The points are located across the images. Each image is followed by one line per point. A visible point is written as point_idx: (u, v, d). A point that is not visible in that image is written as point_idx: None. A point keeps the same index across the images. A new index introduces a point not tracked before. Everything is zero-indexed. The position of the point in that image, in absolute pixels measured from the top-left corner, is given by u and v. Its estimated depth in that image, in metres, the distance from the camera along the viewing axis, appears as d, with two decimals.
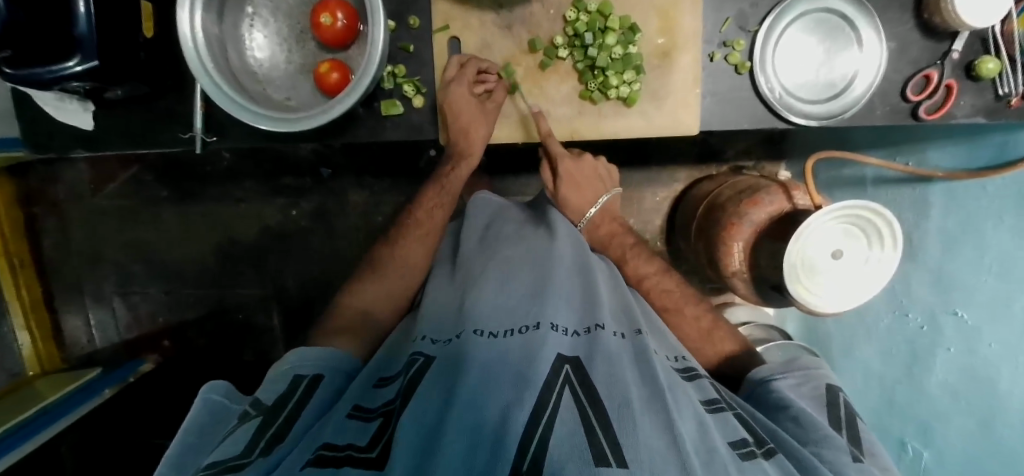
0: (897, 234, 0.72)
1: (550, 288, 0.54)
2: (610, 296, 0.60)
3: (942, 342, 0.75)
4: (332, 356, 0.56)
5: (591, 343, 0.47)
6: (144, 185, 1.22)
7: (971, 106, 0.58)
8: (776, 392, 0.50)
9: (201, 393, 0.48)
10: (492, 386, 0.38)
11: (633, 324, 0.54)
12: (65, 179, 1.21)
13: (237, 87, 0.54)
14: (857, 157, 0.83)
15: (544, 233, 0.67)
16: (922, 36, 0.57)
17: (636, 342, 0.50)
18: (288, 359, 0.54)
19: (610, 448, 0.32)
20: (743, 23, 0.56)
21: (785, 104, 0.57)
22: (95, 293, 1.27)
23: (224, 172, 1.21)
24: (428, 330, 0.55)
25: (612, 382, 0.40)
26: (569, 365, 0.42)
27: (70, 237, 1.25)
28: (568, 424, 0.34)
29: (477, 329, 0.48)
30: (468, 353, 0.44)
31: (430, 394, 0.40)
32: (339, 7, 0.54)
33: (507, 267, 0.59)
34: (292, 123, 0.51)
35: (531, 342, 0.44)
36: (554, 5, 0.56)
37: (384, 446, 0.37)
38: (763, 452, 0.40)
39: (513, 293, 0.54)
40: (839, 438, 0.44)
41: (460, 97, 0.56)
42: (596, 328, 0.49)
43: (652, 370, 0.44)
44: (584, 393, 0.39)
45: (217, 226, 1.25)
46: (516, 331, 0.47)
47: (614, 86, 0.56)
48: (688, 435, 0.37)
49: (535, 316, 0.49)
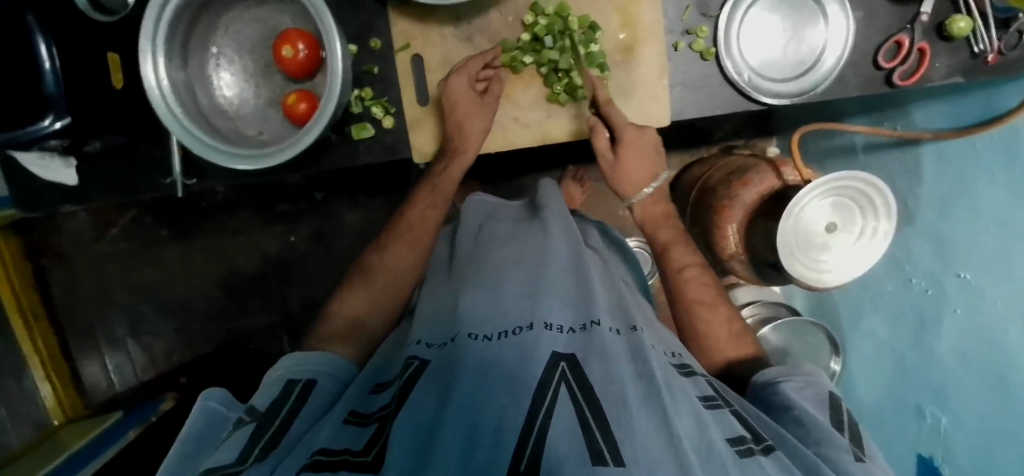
0: (890, 201, 0.71)
1: (541, 289, 0.53)
2: (604, 290, 0.59)
3: (949, 305, 0.73)
4: (325, 360, 0.56)
5: (587, 341, 0.46)
6: (144, 226, 1.25)
7: (946, 67, 0.58)
8: (781, 394, 0.49)
9: (199, 401, 0.48)
10: (486, 385, 0.38)
11: (629, 320, 0.53)
12: (68, 229, 1.24)
13: (208, 129, 0.55)
14: (841, 126, 0.82)
15: (538, 230, 0.66)
16: (889, 1, 0.56)
17: (631, 339, 0.49)
18: (280, 366, 0.54)
19: (605, 443, 0.32)
20: (705, 8, 0.56)
21: (755, 87, 0.56)
22: (110, 337, 1.29)
23: (219, 205, 1.23)
24: (423, 333, 0.54)
25: (606, 379, 0.39)
26: (565, 361, 0.42)
27: (79, 285, 1.27)
28: (566, 420, 0.34)
29: (471, 333, 0.48)
30: (462, 355, 0.44)
31: (426, 399, 0.40)
32: (300, 38, 0.55)
33: (501, 267, 0.59)
34: (265, 158, 0.52)
35: (524, 343, 0.44)
36: (512, 11, 0.56)
37: (379, 448, 0.37)
38: (761, 449, 0.39)
39: (507, 295, 0.53)
40: (841, 439, 0.43)
41: (460, 88, 0.55)
42: (592, 325, 0.49)
43: (648, 367, 0.43)
44: (579, 391, 0.38)
45: (218, 259, 1.26)
46: (509, 333, 0.46)
47: (578, 86, 0.56)
48: (686, 430, 0.36)
49: (531, 315, 0.48)
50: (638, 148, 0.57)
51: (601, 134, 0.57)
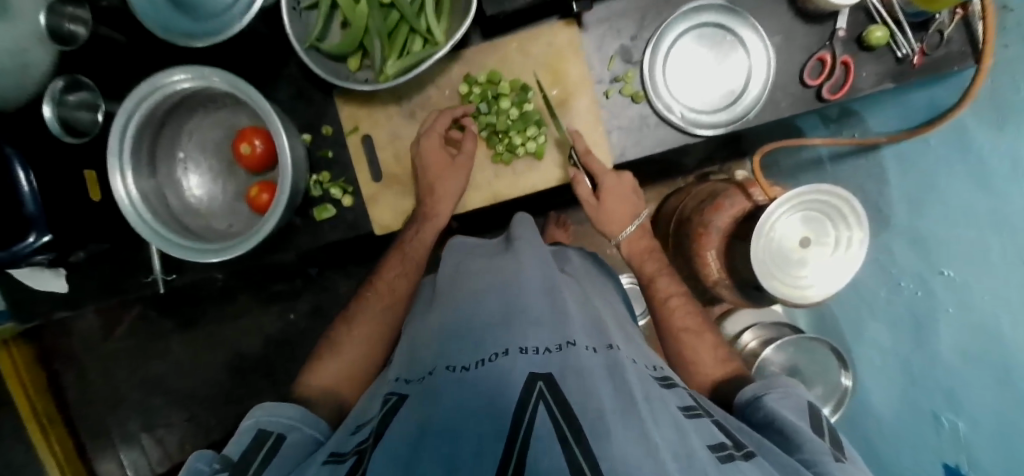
0: (859, 210, 0.70)
1: (513, 311, 0.45)
2: (579, 303, 0.51)
3: (940, 304, 0.70)
4: (299, 413, 0.47)
5: (564, 359, 0.37)
6: (150, 320, 1.28)
7: (874, 74, 0.59)
8: (762, 408, 0.45)
9: (187, 463, 0.37)
10: (469, 414, 0.31)
11: (603, 338, 0.44)
12: (78, 331, 1.27)
13: (178, 229, 0.58)
14: (801, 141, 0.83)
15: (509, 256, 0.58)
16: (804, 24, 0.59)
17: (611, 356, 0.40)
18: (252, 415, 0.45)
19: (586, 462, 0.26)
20: (628, 56, 0.59)
21: (688, 121, 0.58)
22: (122, 433, 1.29)
23: (219, 292, 1.26)
24: (400, 370, 0.47)
25: (585, 394, 0.32)
26: (543, 381, 0.34)
27: (91, 386, 1.29)
28: (544, 437, 0.28)
29: (449, 365, 0.40)
30: (435, 392, 0.36)
31: (400, 437, 0.32)
32: (255, 135, 0.59)
33: (471, 292, 0.51)
34: (230, 250, 0.54)
35: (498, 371, 0.36)
36: (448, 84, 0.60)
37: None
38: (742, 455, 0.34)
39: (483, 319, 0.45)
40: (820, 442, 0.38)
41: (432, 147, 0.58)
42: (568, 345, 0.39)
43: (626, 381, 0.36)
44: (559, 410, 0.31)
45: (223, 345, 1.28)
46: (483, 362, 0.38)
47: (519, 144, 0.59)
48: (666, 441, 0.31)
49: (506, 340, 0.40)
50: (618, 192, 0.60)
51: (583, 183, 0.59)
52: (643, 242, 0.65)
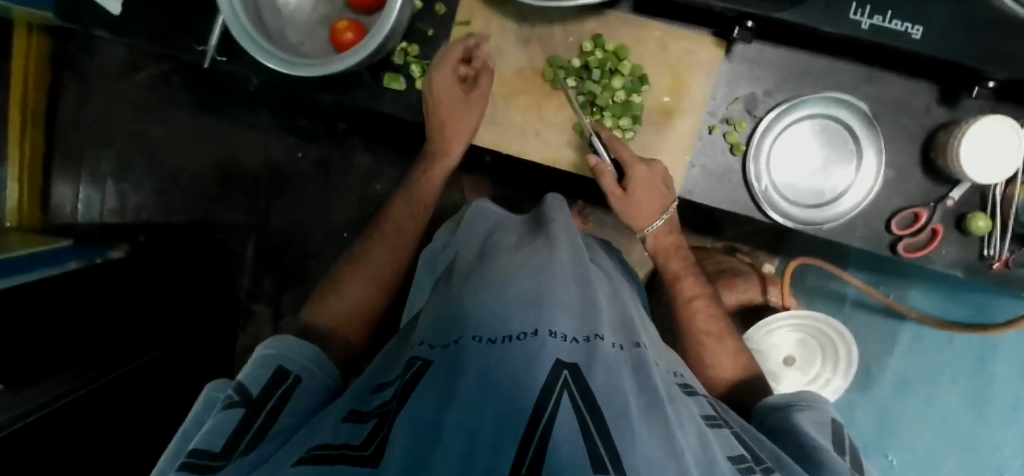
0: (852, 358, 0.71)
1: (547, 292, 0.41)
2: (610, 308, 0.48)
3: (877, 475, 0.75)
4: (315, 354, 0.46)
5: (591, 354, 0.35)
6: (169, 85, 1.23)
7: (951, 257, 0.57)
8: (788, 419, 0.46)
9: (205, 390, 0.43)
10: (496, 385, 0.29)
11: (632, 336, 0.43)
12: (99, 56, 1.22)
13: (257, 20, 0.54)
14: (841, 273, 0.80)
15: (542, 242, 0.53)
16: (923, 174, 0.57)
17: (636, 357, 0.39)
18: (271, 345, 0.46)
19: (608, 456, 0.25)
20: (751, 107, 0.57)
21: (768, 198, 0.56)
22: (90, 170, 1.25)
23: (246, 96, 1.22)
24: (425, 333, 0.42)
25: (610, 390, 0.31)
26: (567, 371, 0.31)
27: (84, 111, 1.23)
28: (566, 425, 0.27)
29: (475, 336, 0.36)
30: (459, 361, 0.33)
31: (426, 394, 0.30)
32: None
33: (508, 269, 0.46)
34: (296, 68, 0.52)
35: (524, 351, 0.33)
36: (575, 33, 0.57)
37: (381, 442, 0.27)
38: (762, 469, 0.34)
39: (515, 289, 0.41)
40: (841, 461, 0.39)
41: (443, 80, 0.55)
42: (596, 338, 0.37)
43: (652, 385, 0.36)
44: (586, 404, 0.29)
45: (222, 144, 1.25)
46: (511, 338, 0.34)
47: (606, 127, 0.57)
48: (689, 449, 0.30)
49: (535, 319, 0.37)
50: (646, 184, 0.55)
51: (607, 175, 0.55)
52: (670, 239, 0.64)
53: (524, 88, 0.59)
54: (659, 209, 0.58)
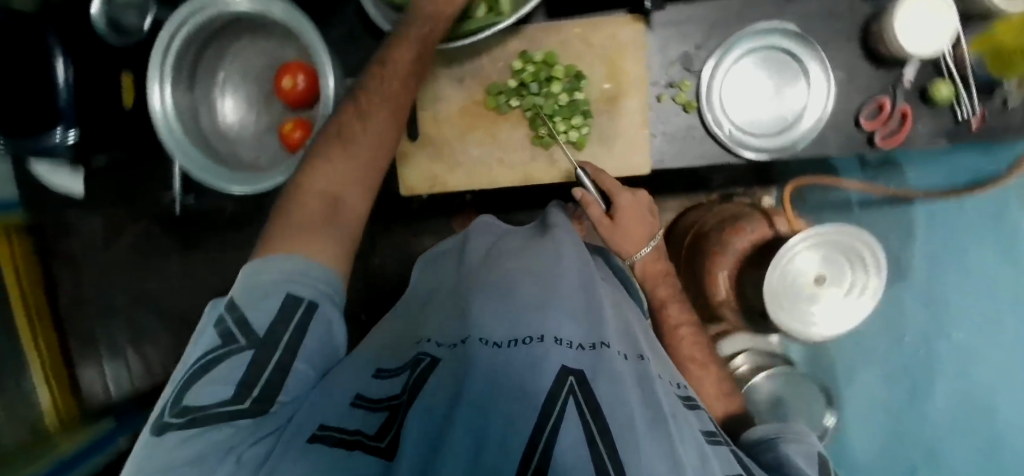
0: (881, 261, 0.71)
1: (549, 301, 0.41)
2: (614, 312, 0.46)
3: (938, 368, 0.78)
4: (321, 271, 0.41)
5: (597, 361, 0.34)
6: (151, 237, 1.23)
7: (929, 130, 0.58)
8: (774, 452, 0.42)
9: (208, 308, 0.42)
10: (497, 396, 0.30)
11: (635, 346, 0.42)
12: (80, 233, 1.23)
13: (206, 149, 0.57)
14: (837, 183, 0.79)
15: (547, 241, 0.55)
16: (871, 66, 0.58)
17: (641, 367, 0.38)
18: (272, 269, 0.40)
19: (613, 465, 0.25)
20: (688, 64, 0.58)
21: (736, 140, 0.57)
22: (110, 344, 1.27)
23: (227, 222, 1.20)
24: (434, 332, 0.43)
25: (616, 400, 0.30)
26: (573, 377, 0.31)
27: (84, 291, 1.25)
28: (572, 431, 0.27)
29: (482, 337, 0.38)
30: (466, 365, 0.34)
31: (438, 391, 0.33)
32: (300, 70, 0.58)
33: (509, 276, 0.47)
34: (257, 182, 0.54)
35: (530, 358, 0.33)
36: (502, 57, 0.59)
37: (395, 434, 0.30)
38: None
39: (518, 300, 0.42)
40: None
41: None
42: (603, 346, 0.36)
43: (656, 396, 0.34)
44: (591, 414, 0.28)
45: (216, 280, 1.23)
46: (517, 342, 0.36)
47: (561, 131, 0.58)
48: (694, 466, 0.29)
49: (539, 326, 0.37)
50: (634, 214, 0.56)
51: (595, 206, 0.55)
52: (660, 266, 0.61)
53: (476, 122, 0.61)
54: (647, 236, 0.57)
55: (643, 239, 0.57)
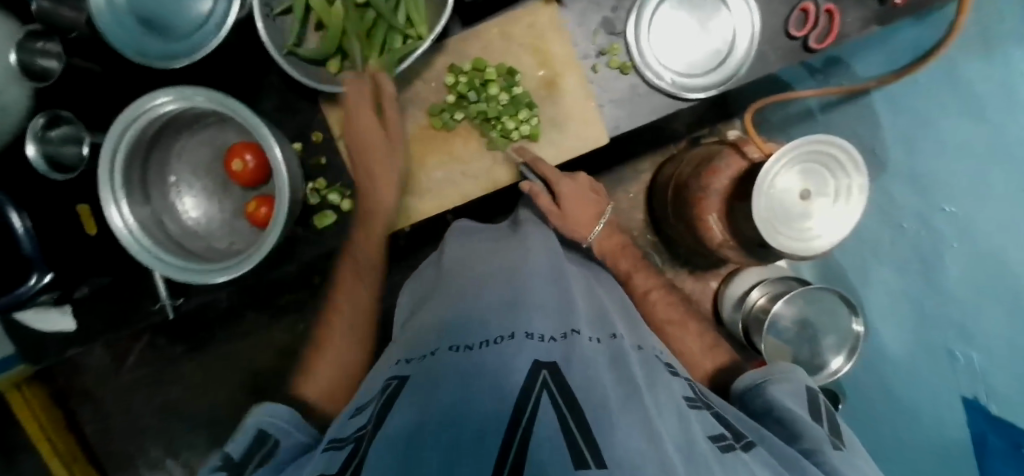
0: (854, 156, 0.73)
1: (521, 301, 0.46)
2: (585, 299, 0.53)
3: (945, 241, 0.72)
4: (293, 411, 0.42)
5: (568, 351, 0.39)
6: (157, 349, 1.23)
7: (859, 19, 0.59)
8: (758, 395, 0.41)
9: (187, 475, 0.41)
10: (472, 398, 0.32)
11: (607, 328, 0.47)
12: (88, 367, 1.23)
13: (181, 253, 0.58)
14: (790, 95, 0.80)
15: (515, 240, 0.59)
16: None
17: (614, 348, 0.43)
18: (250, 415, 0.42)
19: (586, 446, 0.27)
20: (611, 28, 0.58)
21: (680, 86, 0.58)
22: (148, 461, 1.27)
23: (225, 312, 1.20)
24: (404, 353, 0.45)
25: (587, 385, 0.34)
26: (546, 370, 0.35)
27: (109, 420, 1.25)
28: (548, 422, 0.29)
29: (451, 346, 0.41)
30: (438, 373, 0.37)
31: (408, 408, 0.33)
32: (247, 150, 0.58)
33: (479, 284, 0.51)
34: (235, 268, 0.54)
35: (504, 353, 0.37)
36: (434, 77, 0.60)
37: (353, 472, 0.28)
38: (743, 445, 0.32)
39: (487, 306, 0.46)
40: (820, 430, 0.36)
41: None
42: (572, 334, 0.42)
43: (630, 373, 0.38)
44: (564, 401, 0.32)
45: (233, 365, 1.24)
46: (490, 343, 0.40)
47: (513, 129, 0.58)
48: (667, 429, 0.31)
49: (512, 325, 0.42)
50: (578, 197, 0.61)
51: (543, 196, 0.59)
52: (615, 240, 0.66)
53: (429, 145, 0.61)
54: (597, 213, 0.62)
55: (594, 217, 0.62)
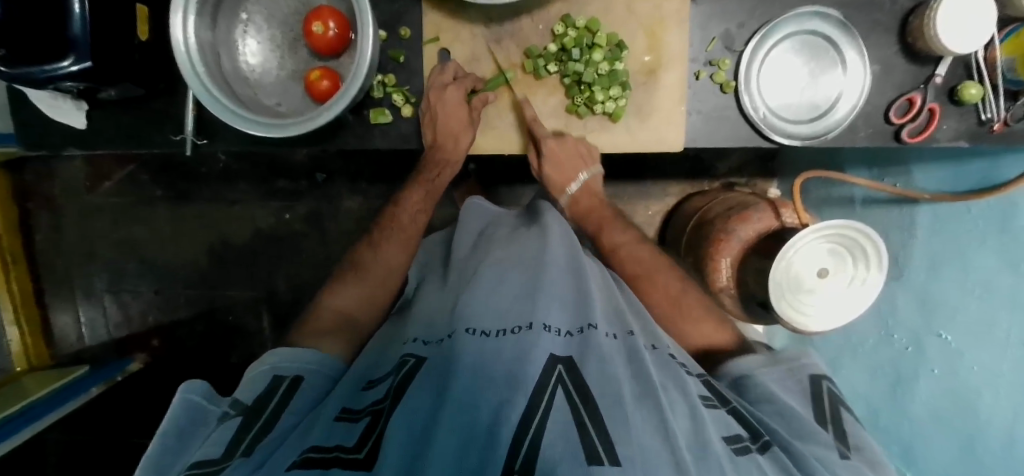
0: (883, 251, 0.69)
1: (541, 286, 0.46)
2: (602, 293, 0.52)
3: (926, 364, 0.74)
4: (317, 358, 0.49)
5: (584, 344, 0.39)
6: (138, 183, 1.17)
7: (953, 130, 0.59)
8: (760, 386, 0.46)
9: (179, 392, 0.42)
10: (482, 388, 0.32)
11: (624, 323, 0.46)
12: (60, 176, 1.16)
13: (228, 93, 0.54)
14: (845, 176, 0.79)
15: (534, 232, 0.58)
16: (905, 60, 0.58)
17: (629, 344, 0.42)
18: (265, 361, 0.48)
19: (601, 443, 0.28)
20: (729, 43, 0.59)
21: (768, 124, 0.58)
22: (86, 289, 1.21)
23: (219, 174, 1.16)
24: (418, 333, 0.47)
25: (604, 379, 0.34)
26: (561, 365, 0.35)
27: (63, 235, 1.20)
28: (561, 421, 0.30)
29: (468, 329, 0.41)
30: (454, 358, 0.37)
31: (421, 395, 0.34)
32: (331, 16, 0.55)
33: (498, 268, 0.50)
34: (280, 128, 0.51)
35: (520, 344, 0.37)
36: (543, 20, 0.59)
37: (372, 445, 0.31)
38: (757, 447, 0.36)
39: (506, 293, 0.46)
40: (825, 435, 0.40)
41: None
42: (589, 328, 0.42)
43: (646, 370, 0.38)
44: (577, 396, 0.32)
45: (210, 228, 1.19)
46: (506, 332, 0.39)
47: (600, 101, 0.58)
48: (681, 432, 0.32)
49: (529, 313, 0.42)
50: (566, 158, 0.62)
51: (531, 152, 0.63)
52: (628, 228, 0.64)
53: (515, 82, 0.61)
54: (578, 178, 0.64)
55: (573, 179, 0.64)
